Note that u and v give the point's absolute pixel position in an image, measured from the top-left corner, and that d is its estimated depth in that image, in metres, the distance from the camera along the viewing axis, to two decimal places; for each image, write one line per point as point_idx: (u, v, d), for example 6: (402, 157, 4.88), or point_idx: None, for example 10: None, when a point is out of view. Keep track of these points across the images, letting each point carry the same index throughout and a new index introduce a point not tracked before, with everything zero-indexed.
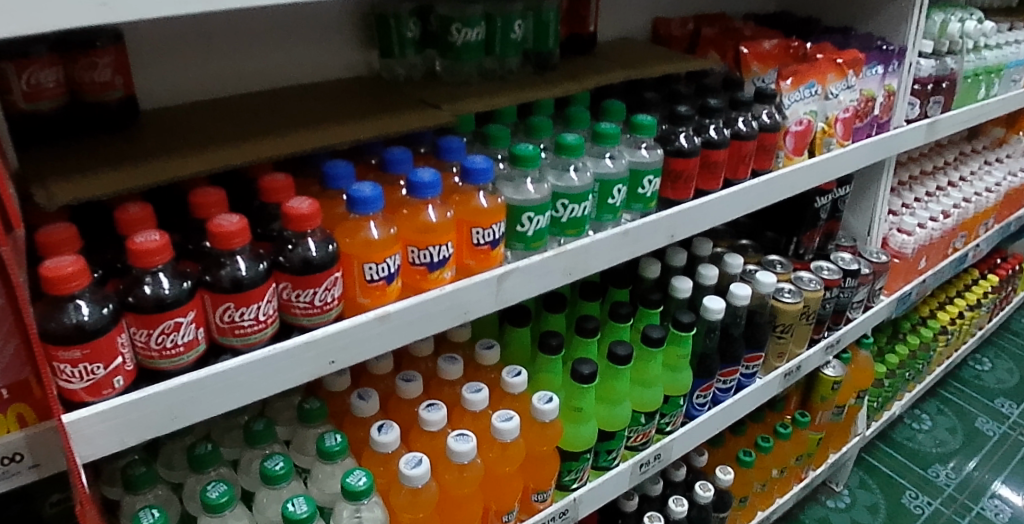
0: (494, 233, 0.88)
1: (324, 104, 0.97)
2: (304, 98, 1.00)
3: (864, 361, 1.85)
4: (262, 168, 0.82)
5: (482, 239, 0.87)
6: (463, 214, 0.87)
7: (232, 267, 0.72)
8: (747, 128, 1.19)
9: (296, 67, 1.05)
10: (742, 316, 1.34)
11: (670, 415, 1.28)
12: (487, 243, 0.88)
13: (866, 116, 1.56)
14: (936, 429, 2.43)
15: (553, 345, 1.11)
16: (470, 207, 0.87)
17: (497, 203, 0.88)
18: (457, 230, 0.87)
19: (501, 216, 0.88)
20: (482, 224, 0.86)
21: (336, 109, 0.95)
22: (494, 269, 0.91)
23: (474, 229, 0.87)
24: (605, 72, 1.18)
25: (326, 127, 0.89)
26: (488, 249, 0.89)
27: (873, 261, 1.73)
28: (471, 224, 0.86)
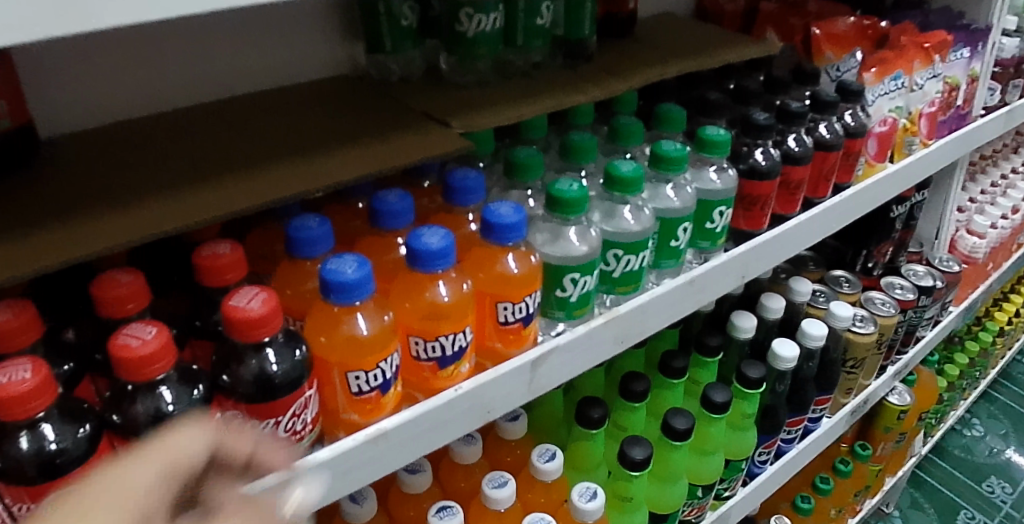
0: (527, 307, 0.64)
1: (292, 125, 0.72)
2: (266, 113, 0.75)
3: (928, 380, 1.62)
4: (202, 233, 0.58)
5: (510, 316, 0.64)
6: (486, 284, 0.64)
7: (153, 400, 0.50)
8: (833, 135, 0.96)
9: (252, 69, 0.80)
10: (815, 358, 1.10)
11: (730, 479, 1.06)
12: (517, 320, 0.65)
13: (950, 108, 1.31)
14: (988, 435, 2.19)
15: (594, 419, 0.88)
16: (495, 274, 0.63)
17: (532, 264, 0.65)
18: (478, 306, 0.64)
19: (537, 284, 0.65)
20: (512, 298, 0.63)
21: (308, 132, 0.71)
22: (526, 350, 0.68)
23: (500, 303, 0.63)
24: (656, 63, 0.92)
25: (294, 165, 0.64)
26: (519, 327, 0.65)
27: (945, 272, 1.48)
28: (496, 298, 0.63)
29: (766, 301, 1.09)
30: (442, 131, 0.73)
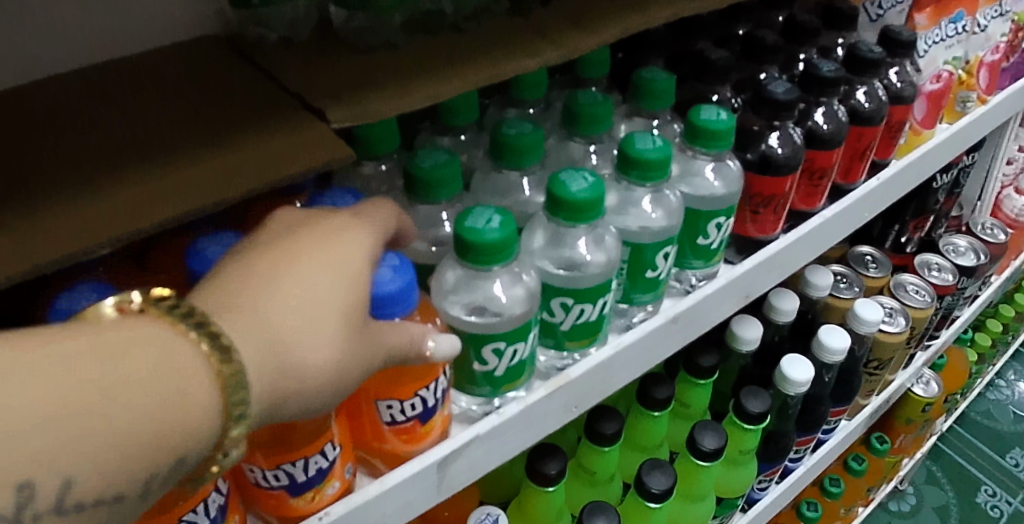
0: (422, 403, 0.46)
1: (91, 124, 0.47)
2: (57, 105, 0.48)
3: (958, 360, 1.43)
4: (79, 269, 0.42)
5: (398, 416, 0.46)
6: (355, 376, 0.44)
7: None
8: (874, 103, 0.73)
9: (48, 44, 0.54)
10: (833, 372, 0.90)
11: (722, 515, 0.85)
12: (411, 418, 0.46)
13: (1015, 50, 1.07)
14: (1018, 398, 1.93)
15: (550, 477, 0.69)
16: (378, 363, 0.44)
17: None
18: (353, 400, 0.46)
19: (436, 371, 0.45)
20: (398, 394, 0.44)
21: (111, 140, 0.45)
22: (432, 444, 0.49)
23: (381, 401, 0.45)
24: (642, 4, 0.67)
25: (58, 218, 0.40)
26: (416, 426, 0.47)
27: (989, 242, 1.23)
28: (373, 394, 0.45)
29: (777, 301, 0.87)
30: (315, 129, 0.48)
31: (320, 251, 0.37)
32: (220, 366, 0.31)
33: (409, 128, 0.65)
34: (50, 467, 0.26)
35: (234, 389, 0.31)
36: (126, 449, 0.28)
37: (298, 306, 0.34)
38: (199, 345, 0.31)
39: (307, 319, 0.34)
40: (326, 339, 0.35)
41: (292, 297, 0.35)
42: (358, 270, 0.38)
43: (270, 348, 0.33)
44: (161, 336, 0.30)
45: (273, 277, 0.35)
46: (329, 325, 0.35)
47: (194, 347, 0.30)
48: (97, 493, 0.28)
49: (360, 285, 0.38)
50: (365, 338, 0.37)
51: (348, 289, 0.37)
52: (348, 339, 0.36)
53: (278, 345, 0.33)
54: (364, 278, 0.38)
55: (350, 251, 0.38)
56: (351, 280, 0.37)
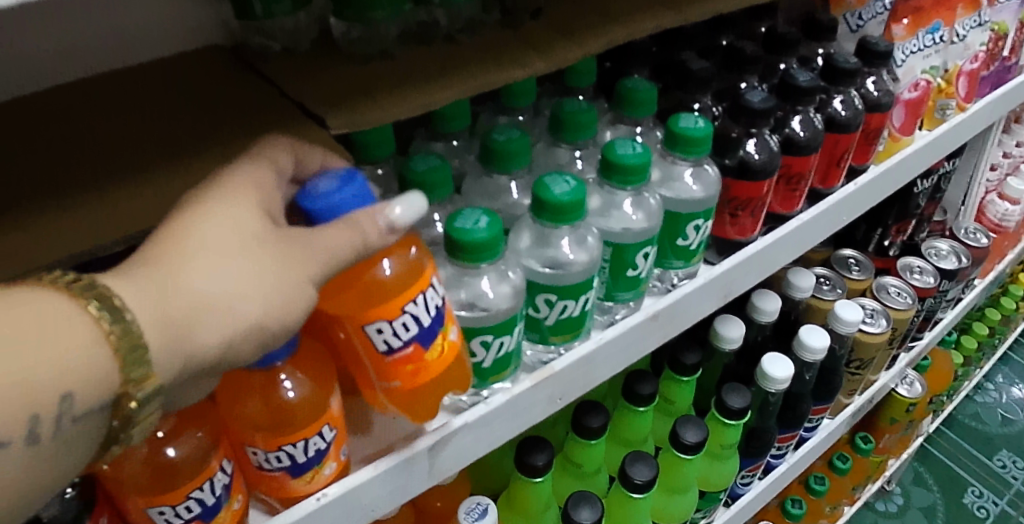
0: (414, 322, 0.44)
1: (103, 127, 0.50)
2: (68, 109, 0.52)
3: (943, 362, 1.45)
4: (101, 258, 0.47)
5: (393, 341, 0.44)
6: (340, 303, 0.44)
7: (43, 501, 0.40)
8: (850, 111, 0.76)
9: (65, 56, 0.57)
10: (813, 370, 0.93)
11: (706, 509, 0.87)
12: (407, 342, 0.44)
13: (995, 60, 1.10)
14: (1004, 400, 1.97)
15: (538, 468, 0.71)
16: (362, 283, 0.44)
17: (411, 261, 0.45)
18: (347, 336, 0.45)
19: (422, 283, 0.44)
20: (385, 315, 0.43)
21: (123, 143, 0.49)
22: (438, 372, 0.47)
23: (370, 326, 0.44)
24: (626, 15, 0.70)
25: (77, 217, 0.44)
26: (416, 351, 0.45)
27: (972, 246, 1.26)
28: (359, 319, 0.44)
29: (759, 302, 0.90)
30: (314, 135, 0.52)
31: (206, 204, 0.36)
32: (110, 327, 0.30)
33: (403, 134, 0.68)
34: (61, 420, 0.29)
35: (125, 334, 0.31)
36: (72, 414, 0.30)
37: (203, 227, 0.35)
38: (89, 309, 0.30)
39: (207, 241, 0.34)
40: (244, 280, 0.34)
41: (181, 252, 0.34)
42: (264, 201, 0.39)
43: (183, 306, 0.32)
44: (42, 300, 0.30)
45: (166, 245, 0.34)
46: (236, 269, 0.34)
47: (83, 312, 0.30)
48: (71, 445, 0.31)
49: (255, 222, 0.36)
50: (288, 244, 0.36)
51: (241, 229, 0.35)
52: (269, 271, 0.35)
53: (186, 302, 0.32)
54: (255, 217, 0.36)
55: (232, 193, 0.37)
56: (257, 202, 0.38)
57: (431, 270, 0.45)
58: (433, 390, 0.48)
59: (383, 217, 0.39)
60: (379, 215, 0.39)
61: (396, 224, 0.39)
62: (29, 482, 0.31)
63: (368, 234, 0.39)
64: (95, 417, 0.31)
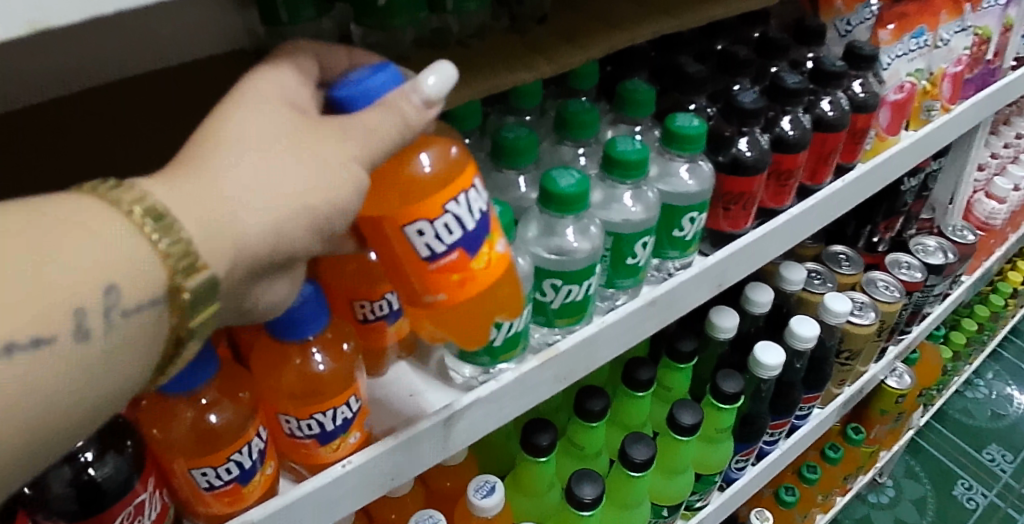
0: (456, 224, 0.45)
1: (150, 133, 0.54)
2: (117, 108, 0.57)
3: (931, 356, 1.49)
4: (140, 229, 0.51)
5: (434, 245, 0.45)
6: (382, 200, 0.45)
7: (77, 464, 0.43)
8: (837, 111, 0.81)
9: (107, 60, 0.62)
10: (804, 358, 0.97)
11: (701, 491, 0.91)
12: (450, 246, 0.45)
13: (978, 63, 1.15)
14: (992, 395, 2.01)
15: (542, 447, 0.74)
16: (399, 180, 0.45)
17: (452, 158, 0.46)
18: (384, 241, 0.46)
19: (461, 183, 0.45)
20: (425, 215, 0.44)
21: (169, 138, 0.54)
22: (484, 279, 0.48)
23: (410, 228, 0.44)
24: (627, 22, 0.75)
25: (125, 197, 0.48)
26: (459, 255, 0.46)
27: (958, 243, 1.30)
28: (399, 221, 0.44)
29: (752, 294, 0.95)
30: None
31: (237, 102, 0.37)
32: (151, 230, 0.31)
33: None
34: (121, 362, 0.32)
35: (156, 218, 0.32)
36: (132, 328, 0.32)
37: (232, 124, 0.36)
38: (127, 210, 0.31)
39: (240, 136, 0.35)
40: (280, 172, 0.35)
41: (218, 151, 0.35)
42: (291, 98, 0.39)
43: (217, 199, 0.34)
44: (85, 206, 0.31)
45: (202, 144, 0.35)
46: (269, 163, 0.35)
47: (125, 214, 0.31)
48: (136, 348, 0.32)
49: (284, 115, 0.37)
50: (326, 127, 0.37)
51: (273, 123, 0.36)
52: (300, 160, 0.35)
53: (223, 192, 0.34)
54: (282, 110, 0.37)
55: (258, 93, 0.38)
56: (292, 96, 0.39)
57: (471, 172, 0.46)
58: (478, 300, 0.49)
59: (416, 94, 0.38)
60: (411, 91, 0.38)
61: (430, 99, 0.38)
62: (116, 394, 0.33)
63: (406, 112, 0.38)
64: (151, 311, 0.32)
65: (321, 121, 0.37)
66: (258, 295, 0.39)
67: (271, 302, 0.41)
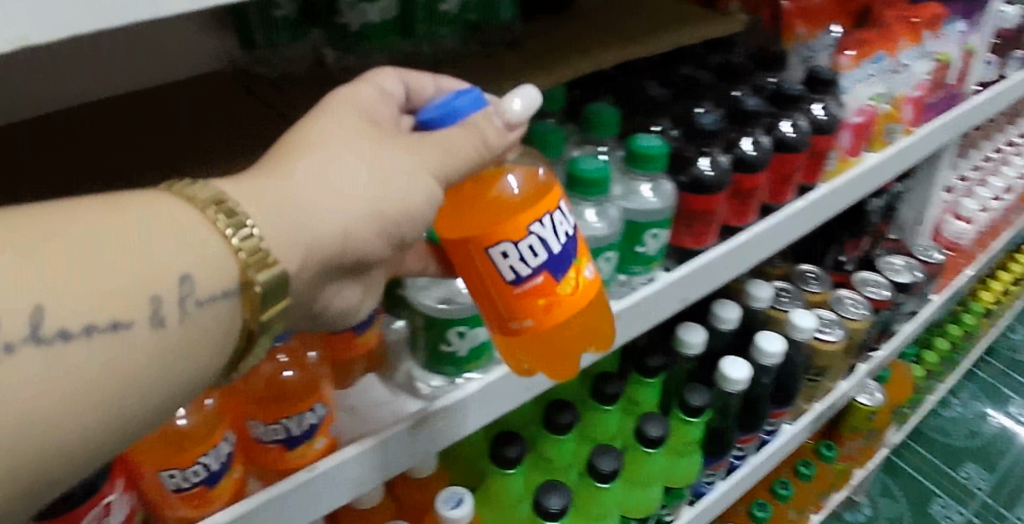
0: (540, 246, 0.49)
1: (135, 146, 0.59)
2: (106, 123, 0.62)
3: (903, 374, 1.52)
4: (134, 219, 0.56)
5: (519, 268, 0.50)
6: (472, 225, 0.51)
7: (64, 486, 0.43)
8: (798, 133, 0.84)
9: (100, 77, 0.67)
10: (771, 372, 0.98)
11: (670, 506, 0.92)
12: (536, 268, 0.50)
13: (939, 88, 1.18)
14: (967, 414, 2.04)
15: (510, 459, 0.76)
16: (488, 198, 0.53)
17: (538, 180, 0.54)
18: (470, 263, 0.50)
19: (546, 207, 0.50)
20: (510, 237, 0.49)
21: (151, 152, 0.58)
22: (568, 301, 0.52)
23: (494, 249, 0.49)
24: (595, 48, 0.78)
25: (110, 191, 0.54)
26: (544, 277, 0.50)
27: (926, 262, 1.33)
28: (485, 243, 0.49)
29: (720, 311, 0.97)
30: None
31: (322, 115, 0.42)
32: (228, 230, 0.36)
33: None
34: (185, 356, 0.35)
35: (228, 213, 0.36)
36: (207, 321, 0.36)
37: (322, 132, 0.41)
38: (208, 213, 0.35)
39: (330, 143, 0.41)
40: (360, 177, 0.40)
41: (308, 159, 0.40)
42: (372, 111, 0.44)
43: (306, 201, 0.38)
44: (175, 209, 0.35)
45: (294, 150, 0.40)
46: (354, 169, 0.40)
47: (209, 220, 0.35)
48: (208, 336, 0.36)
49: (367, 127, 0.42)
50: (409, 141, 0.42)
51: (361, 135, 0.41)
52: (386, 168, 0.41)
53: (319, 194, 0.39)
54: (365, 123, 0.42)
55: (341, 107, 0.43)
56: (370, 111, 0.44)
57: (556, 194, 0.51)
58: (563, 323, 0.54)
59: (500, 117, 0.45)
60: (495, 114, 0.45)
61: (512, 122, 0.45)
62: (190, 383, 0.36)
63: (486, 133, 0.44)
64: (224, 301, 0.36)
65: (402, 136, 0.43)
66: (336, 298, 0.46)
67: (341, 307, 0.47)
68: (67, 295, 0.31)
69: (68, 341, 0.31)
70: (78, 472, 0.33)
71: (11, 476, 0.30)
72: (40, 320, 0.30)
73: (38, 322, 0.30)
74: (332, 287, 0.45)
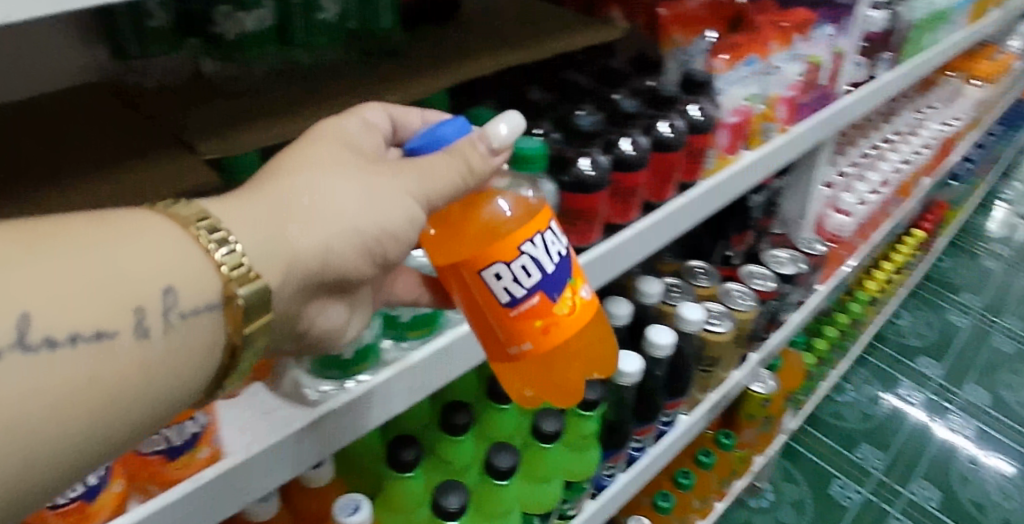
0: (532, 266, 0.54)
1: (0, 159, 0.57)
2: None
3: (795, 361, 1.60)
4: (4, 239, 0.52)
5: (513, 286, 0.54)
6: (464, 249, 0.56)
7: None
8: (676, 133, 0.87)
9: None
10: (664, 365, 1.02)
11: (572, 500, 0.94)
12: (531, 286, 0.55)
13: (812, 89, 1.25)
14: (860, 398, 2.16)
15: (406, 462, 0.76)
16: (478, 222, 0.58)
17: (528, 206, 0.59)
18: (467, 284, 0.56)
19: (535, 228, 0.55)
20: (503, 257, 0.54)
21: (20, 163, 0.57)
22: (563, 317, 0.56)
23: (489, 270, 0.54)
24: (475, 53, 0.81)
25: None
26: (539, 295, 0.55)
27: (810, 254, 1.40)
28: (478, 264, 0.54)
29: (612, 307, 1.01)
30: (186, 158, 0.59)
31: (315, 142, 0.49)
32: (210, 244, 0.41)
33: None
34: (170, 372, 0.41)
35: (210, 228, 0.42)
36: (191, 335, 0.41)
37: (309, 157, 0.48)
38: (192, 231, 0.41)
39: (316, 166, 0.47)
40: (340, 199, 0.46)
41: (299, 181, 0.46)
42: (355, 141, 0.51)
43: (283, 214, 0.45)
44: (163, 229, 0.41)
45: (283, 170, 0.47)
46: (338, 194, 0.46)
47: (193, 235, 0.41)
48: (188, 346, 0.41)
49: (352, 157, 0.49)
50: (389, 167, 0.49)
51: (347, 163, 0.48)
52: (362, 193, 0.47)
53: (305, 211, 0.45)
54: (350, 152, 0.49)
55: (327, 137, 0.50)
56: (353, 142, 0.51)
57: (545, 215, 0.56)
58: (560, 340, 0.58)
59: (484, 141, 0.50)
60: (479, 140, 0.50)
61: (495, 145, 0.50)
62: (176, 396, 0.41)
63: (471, 159, 0.50)
64: (207, 314, 0.41)
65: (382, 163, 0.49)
66: (320, 316, 0.53)
67: (329, 325, 0.54)
68: (53, 306, 0.36)
69: (54, 348, 0.35)
70: (70, 474, 0.38)
71: (7, 479, 0.34)
72: (27, 327, 0.35)
73: (25, 330, 0.35)
74: (318, 303, 0.52)
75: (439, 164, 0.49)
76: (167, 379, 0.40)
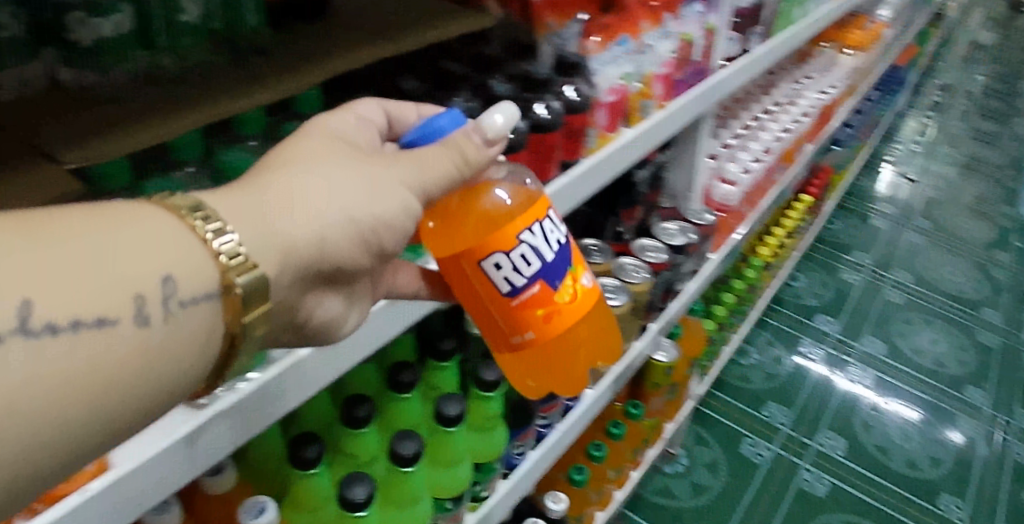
0: (530, 254, 0.64)
1: None
2: None
3: (696, 329, 1.66)
4: None
5: (512, 272, 0.64)
6: (462, 240, 0.65)
7: None
8: (552, 115, 0.89)
9: None
10: None
11: (484, 482, 0.95)
12: (530, 271, 0.65)
13: (686, 64, 1.29)
14: (763, 360, 2.27)
15: (309, 460, 0.76)
16: (478, 214, 0.67)
17: (525, 197, 0.68)
18: (470, 270, 0.65)
19: (531, 222, 0.65)
20: (504, 247, 0.63)
21: None
22: (560, 299, 0.67)
23: (489, 259, 0.63)
24: (345, 44, 0.80)
25: None
26: (537, 279, 0.65)
27: (699, 225, 1.46)
28: (480, 254, 0.63)
29: None
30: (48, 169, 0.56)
31: (319, 139, 0.55)
32: (204, 232, 0.45)
33: None
34: (175, 352, 0.44)
35: (202, 215, 0.45)
36: (189, 327, 0.44)
37: (305, 152, 0.53)
38: (186, 221, 0.45)
39: (313, 158, 0.52)
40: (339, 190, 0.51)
41: (298, 169, 0.51)
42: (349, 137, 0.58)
43: (273, 202, 0.49)
44: (163, 219, 0.44)
45: (285, 162, 0.52)
46: (337, 182, 0.51)
47: (187, 223, 0.44)
48: (188, 334, 0.44)
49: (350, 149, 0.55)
50: (386, 159, 0.55)
51: (349, 156, 0.54)
52: (357, 185, 0.52)
53: (308, 199, 0.50)
54: (349, 145, 0.55)
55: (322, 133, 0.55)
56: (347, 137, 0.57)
57: (545, 205, 0.67)
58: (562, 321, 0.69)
59: (479, 134, 0.56)
60: (474, 133, 0.56)
61: (490, 137, 0.57)
62: (177, 380, 0.44)
63: (466, 150, 0.56)
64: (206, 302, 0.45)
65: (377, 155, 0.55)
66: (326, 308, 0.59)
67: (327, 314, 0.60)
68: (54, 294, 0.38)
69: (54, 333, 0.37)
70: (65, 463, 0.40)
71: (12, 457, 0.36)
72: (28, 314, 0.37)
73: (26, 316, 0.37)
74: (314, 296, 0.57)
75: (430, 158, 0.55)
76: (173, 357, 0.44)
